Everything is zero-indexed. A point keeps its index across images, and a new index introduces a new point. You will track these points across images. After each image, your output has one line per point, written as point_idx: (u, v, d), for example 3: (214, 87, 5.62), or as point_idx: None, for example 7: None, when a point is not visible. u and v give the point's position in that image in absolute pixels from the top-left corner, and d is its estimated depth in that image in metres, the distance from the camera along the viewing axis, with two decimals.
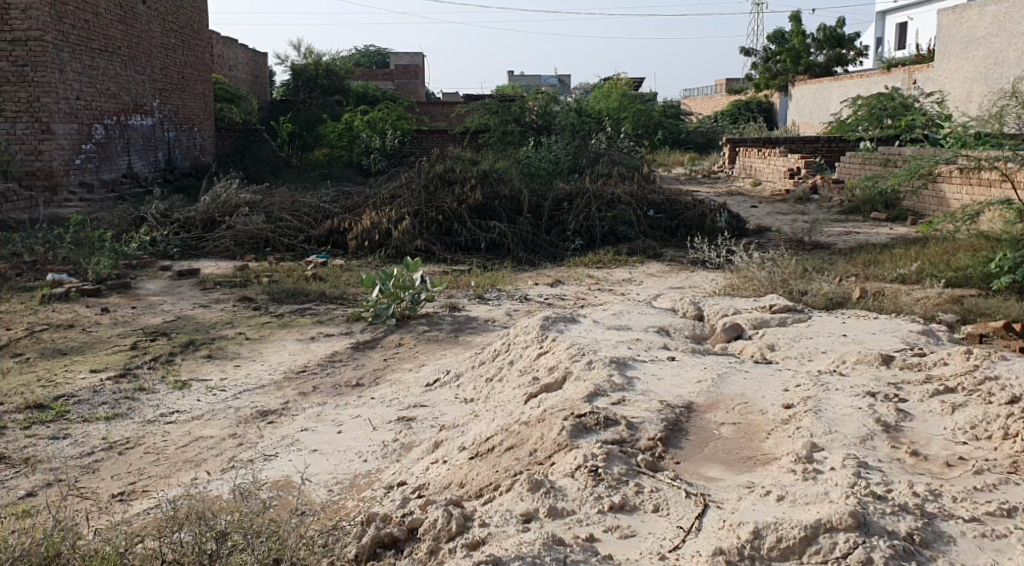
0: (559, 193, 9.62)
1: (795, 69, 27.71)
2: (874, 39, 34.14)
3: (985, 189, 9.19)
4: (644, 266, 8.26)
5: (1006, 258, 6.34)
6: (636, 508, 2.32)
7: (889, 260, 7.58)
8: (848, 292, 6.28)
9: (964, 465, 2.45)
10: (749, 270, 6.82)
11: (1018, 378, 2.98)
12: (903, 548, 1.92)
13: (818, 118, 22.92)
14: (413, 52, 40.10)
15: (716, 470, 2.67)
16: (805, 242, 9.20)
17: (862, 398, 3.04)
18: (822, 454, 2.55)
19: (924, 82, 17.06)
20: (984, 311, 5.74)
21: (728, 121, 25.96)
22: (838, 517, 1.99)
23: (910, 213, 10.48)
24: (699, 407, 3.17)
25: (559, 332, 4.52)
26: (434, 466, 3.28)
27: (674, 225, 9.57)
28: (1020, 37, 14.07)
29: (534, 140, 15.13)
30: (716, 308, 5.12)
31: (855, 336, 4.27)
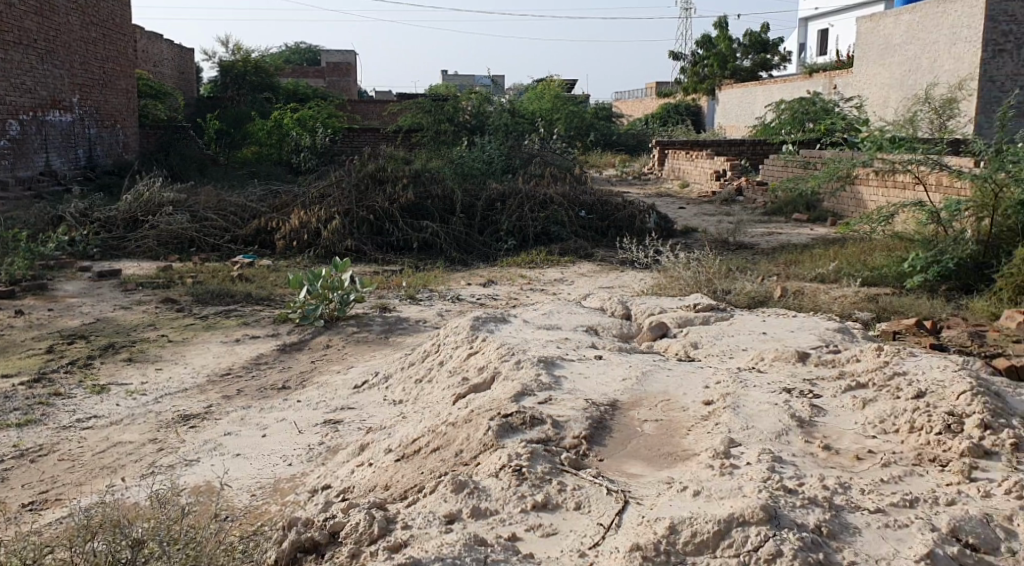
0: (491, 193, 9.63)
1: (722, 73, 28.36)
2: (797, 44, 35.19)
3: (899, 191, 9.56)
4: (575, 266, 8.33)
5: (919, 258, 6.60)
6: (559, 507, 2.34)
7: (809, 260, 7.81)
8: (771, 291, 6.46)
9: (873, 458, 2.53)
10: (676, 270, 6.95)
11: (924, 373, 3.09)
12: (811, 540, 1.96)
13: (744, 121, 23.49)
14: (345, 51, 39.70)
15: (638, 467, 2.72)
16: (730, 242, 9.41)
17: (778, 395, 3.13)
18: (739, 450, 2.61)
19: (844, 87, 17.65)
20: (898, 310, 5.96)
21: (658, 123, 26.43)
22: (750, 510, 2.02)
23: (830, 213, 10.83)
24: (623, 405, 3.21)
25: (489, 332, 4.54)
26: (360, 468, 3.26)
27: (605, 226, 9.68)
28: (932, 46, 14.43)
29: (467, 140, 15.14)
30: (643, 308, 5.21)
31: (775, 335, 4.39)
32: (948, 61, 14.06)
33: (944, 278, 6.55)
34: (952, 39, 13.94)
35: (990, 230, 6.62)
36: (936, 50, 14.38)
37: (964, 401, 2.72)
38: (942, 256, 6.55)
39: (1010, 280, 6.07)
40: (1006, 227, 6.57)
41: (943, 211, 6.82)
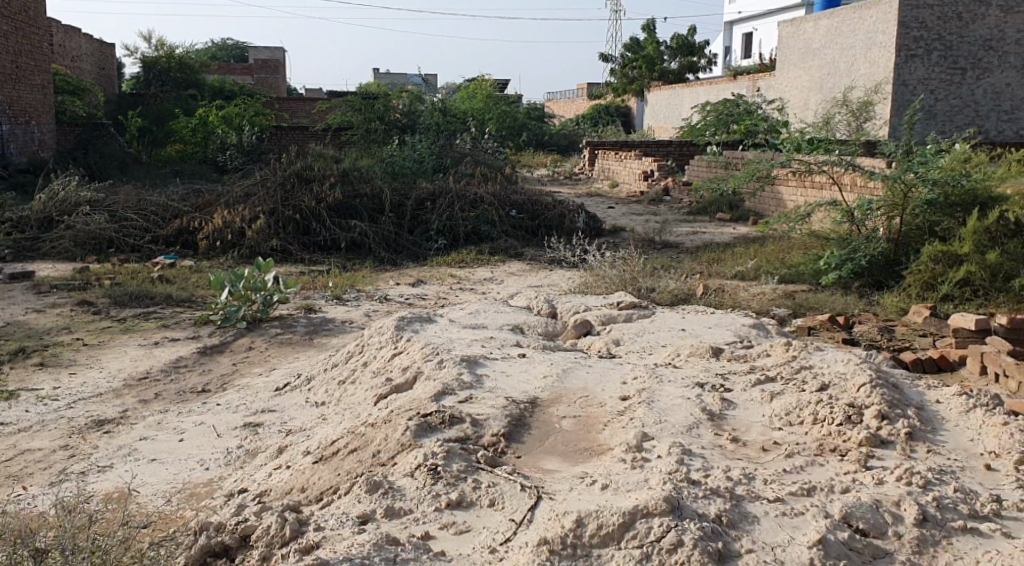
0: (420, 192, 9.58)
1: (650, 75, 28.83)
2: (723, 47, 36.05)
3: (816, 191, 9.87)
4: (505, 266, 8.35)
5: (834, 256, 6.82)
6: (473, 504, 2.36)
7: (730, 258, 8.01)
8: (694, 289, 6.60)
9: (778, 449, 2.62)
10: (602, 270, 7.04)
11: (829, 367, 3.20)
12: (711, 529, 2.02)
13: (673, 122, 23.91)
14: (273, 48, 39.04)
15: (553, 463, 2.76)
16: (656, 241, 9.57)
17: (691, 389, 3.22)
18: (651, 443, 2.68)
19: (767, 90, 18.12)
20: (813, 306, 6.16)
21: (589, 124, 26.72)
22: (653, 502, 2.07)
23: (752, 213, 11.13)
24: (543, 401, 3.25)
25: (414, 332, 4.53)
26: (279, 470, 3.22)
27: (535, 225, 9.74)
28: (849, 50, 14.98)
29: (397, 139, 15.04)
30: (568, 307, 5.26)
31: (693, 331, 4.49)
32: (864, 65, 14.55)
33: (858, 275, 6.78)
34: (868, 44, 14.42)
35: (900, 229, 6.88)
36: (853, 54, 14.86)
37: (864, 392, 2.83)
38: (855, 253, 6.78)
39: (917, 276, 6.33)
40: (914, 227, 6.84)
41: (856, 210, 7.06)
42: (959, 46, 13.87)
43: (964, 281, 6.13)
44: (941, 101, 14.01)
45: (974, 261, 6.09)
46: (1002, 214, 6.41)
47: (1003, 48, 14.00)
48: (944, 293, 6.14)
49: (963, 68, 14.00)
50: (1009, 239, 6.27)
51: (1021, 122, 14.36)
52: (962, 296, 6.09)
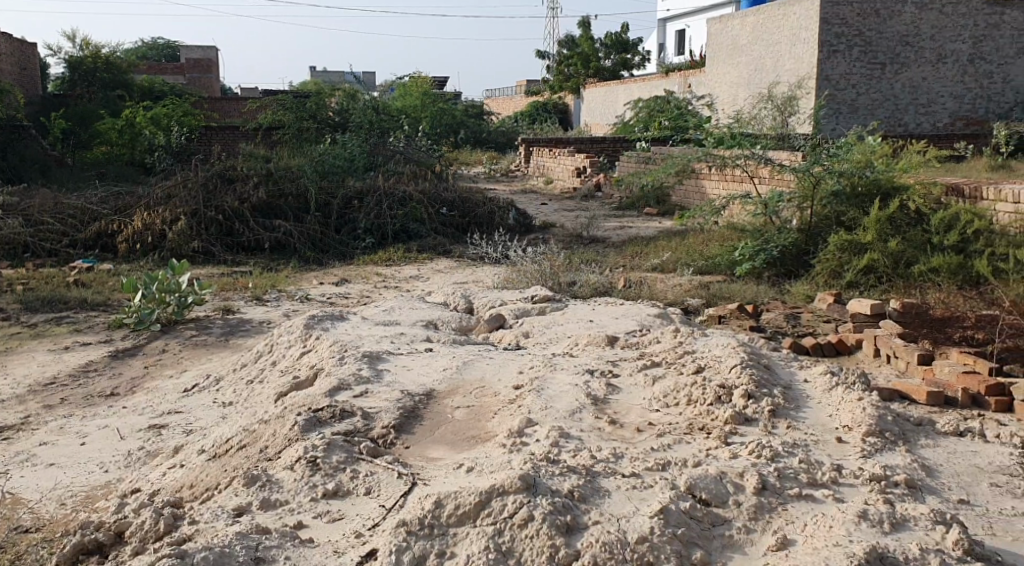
0: (347, 191, 9.53)
1: (586, 73, 29.05)
2: (656, 44, 36.57)
3: (736, 184, 10.12)
4: (432, 263, 8.36)
5: (748, 246, 6.98)
6: (349, 493, 2.41)
7: (653, 251, 8.16)
8: (614, 283, 6.71)
9: (652, 429, 2.72)
10: (524, 264, 7.11)
11: (710, 352, 3.33)
12: (562, 504, 2.11)
13: (608, 119, 24.13)
14: (206, 47, 38.21)
15: (440, 451, 2.78)
16: (585, 237, 9.67)
17: (581, 376, 3.32)
18: (533, 428, 2.75)
19: (697, 86, 18.44)
20: (726, 295, 6.33)
21: (526, 121, 26.81)
22: (509, 481, 2.14)
23: (679, 207, 11.35)
24: (438, 393, 3.30)
25: (324, 329, 4.54)
26: (173, 470, 3.21)
27: (464, 222, 9.75)
28: (775, 46, 15.36)
29: (329, 137, 14.91)
30: (484, 302, 5.34)
31: (599, 321, 4.58)
32: (788, 62, 14.96)
33: (770, 265, 6.97)
34: (793, 41, 14.81)
35: (811, 219, 7.09)
36: (778, 52, 15.25)
37: (735, 373, 2.97)
38: (768, 244, 6.97)
39: (825, 265, 6.54)
40: (824, 217, 7.05)
41: (769, 202, 7.25)
42: (878, 41, 14.30)
43: (868, 268, 6.36)
44: (862, 95, 14.43)
45: (877, 250, 6.33)
46: (903, 204, 6.65)
47: (920, 43, 14.46)
48: (850, 281, 6.33)
49: (882, 64, 14.42)
50: (911, 228, 6.52)
51: (937, 115, 14.81)
52: (867, 283, 6.28)
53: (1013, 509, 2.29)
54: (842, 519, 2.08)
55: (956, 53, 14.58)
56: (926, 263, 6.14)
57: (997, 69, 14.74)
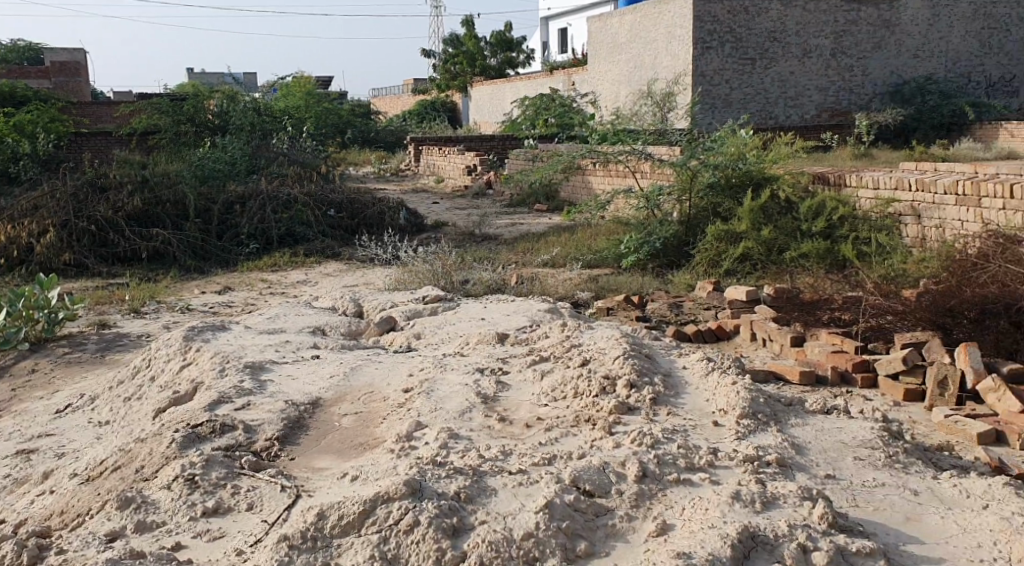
0: (228, 196, 9.21)
1: (472, 71, 28.99)
2: (540, 43, 36.96)
3: (619, 179, 10.33)
4: (320, 267, 8.19)
5: (633, 238, 7.13)
6: (230, 510, 2.33)
7: (543, 247, 8.25)
8: (505, 280, 6.74)
9: (540, 423, 2.74)
10: (414, 265, 7.04)
11: (597, 344, 3.38)
12: (448, 506, 2.10)
13: (496, 117, 24.23)
14: (73, 50, 36.19)
15: (327, 460, 2.72)
16: (476, 235, 9.67)
17: (470, 376, 3.31)
18: (422, 432, 2.73)
19: (581, 84, 18.75)
20: (614, 287, 6.46)
21: (414, 120, 26.61)
22: (394, 488, 2.13)
23: (567, 203, 11.50)
24: (325, 401, 3.24)
25: (206, 340, 4.37)
26: (41, 497, 3.02)
27: (353, 224, 9.59)
28: (653, 43, 15.78)
29: (209, 141, 14.37)
30: (373, 304, 5.26)
31: (489, 319, 4.59)
32: (666, 59, 15.40)
33: (654, 256, 7.15)
34: (669, 38, 15.24)
35: (690, 211, 7.31)
36: (656, 49, 15.67)
37: (618, 364, 3.03)
38: (651, 236, 7.15)
39: (704, 254, 6.75)
40: (701, 208, 7.29)
41: (650, 195, 7.44)
42: (748, 38, 14.89)
43: (743, 257, 6.61)
44: (736, 90, 15.00)
45: (752, 238, 6.59)
46: (774, 193, 6.95)
47: (787, 39, 15.16)
48: (728, 269, 6.57)
49: (752, 59, 15.03)
50: (782, 216, 6.83)
51: (805, 108, 15.55)
52: (743, 270, 6.54)
53: (873, 480, 2.42)
54: (717, 501, 2.14)
55: (819, 48, 15.37)
56: (797, 249, 6.44)
57: (856, 63, 15.62)
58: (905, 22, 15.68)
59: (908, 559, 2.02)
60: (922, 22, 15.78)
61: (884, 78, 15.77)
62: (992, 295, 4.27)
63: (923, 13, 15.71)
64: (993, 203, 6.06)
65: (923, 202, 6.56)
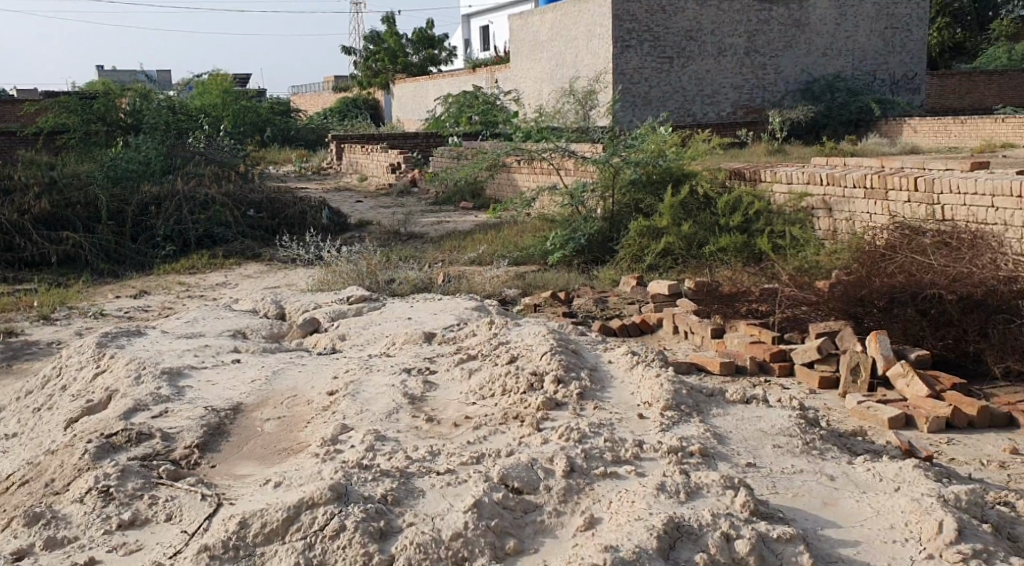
0: (143, 197, 8.90)
1: (393, 68, 28.64)
2: (462, 40, 36.89)
3: (543, 176, 10.40)
4: (241, 268, 8.00)
5: (558, 235, 7.18)
6: (148, 521, 2.25)
7: (469, 245, 8.24)
8: (432, 278, 6.70)
9: (467, 422, 2.73)
10: (339, 264, 6.93)
11: (524, 341, 3.40)
12: (375, 509, 2.08)
13: (419, 115, 24.08)
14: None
15: (249, 467, 2.65)
16: (401, 234, 9.58)
17: (396, 376, 3.28)
18: (347, 434, 2.69)
19: (504, 81, 18.78)
20: (540, 284, 6.49)
21: (336, 117, 26.24)
22: (319, 493, 2.09)
23: (492, 200, 11.53)
24: (247, 407, 3.16)
25: (120, 346, 4.21)
26: None
27: (274, 224, 9.39)
28: (573, 42, 15.92)
29: (121, 140, 13.87)
30: (296, 306, 5.16)
31: (416, 318, 4.55)
32: (586, 57, 15.56)
33: (579, 253, 7.22)
34: (589, 36, 15.39)
35: (613, 207, 7.40)
36: (576, 47, 15.81)
37: (545, 360, 3.05)
38: (576, 233, 7.21)
39: (628, 250, 6.84)
40: (624, 204, 7.39)
41: (574, 192, 7.50)
42: (665, 36, 15.17)
43: (665, 251, 6.73)
44: (655, 88, 15.28)
45: (673, 233, 6.72)
46: (694, 189, 7.10)
47: (703, 38, 15.51)
48: (650, 264, 6.67)
49: (670, 58, 15.31)
50: (701, 211, 6.98)
51: (722, 105, 15.94)
52: (665, 264, 6.66)
53: (792, 466, 2.49)
54: (643, 493, 2.17)
55: (734, 47, 15.76)
56: (715, 243, 6.60)
57: (769, 61, 16.08)
58: (814, 22, 16.21)
59: (826, 543, 2.08)
60: (830, 22, 16.35)
61: (795, 76, 16.28)
62: (899, 284, 4.44)
63: (830, 13, 16.28)
64: (899, 195, 6.31)
65: (833, 196, 6.79)
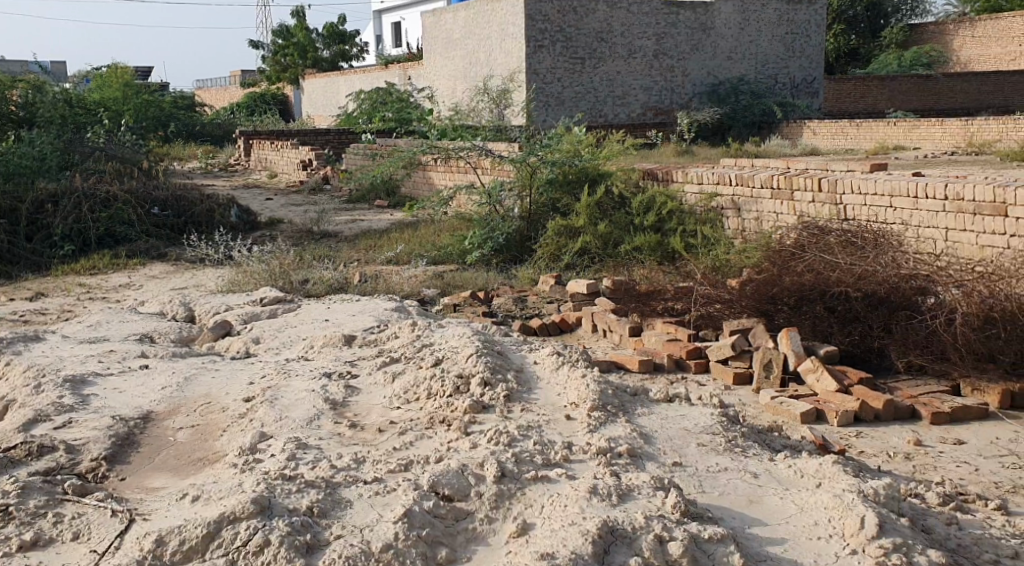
0: (37, 194, 8.43)
1: (303, 63, 27.89)
2: (373, 36, 36.38)
3: (459, 175, 10.36)
4: (145, 269, 7.67)
5: (476, 234, 7.14)
6: (53, 541, 2.12)
7: (385, 244, 8.13)
8: (348, 278, 6.56)
9: (392, 427, 2.67)
10: (250, 265, 6.71)
11: (447, 342, 3.36)
12: (301, 523, 2.01)
13: (330, 111, 23.66)
14: None
15: (162, 479, 2.52)
16: (314, 232, 9.39)
17: (316, 381, 3.19)
18: (266, 443, 2.60)
19: (417, 79, 18.64)
20: (459, 284, 6.44)
21: (244, 113, 25.50)
22: (241, 507, 2.02)
23: (408, 199, 11.43)
24: (158, 415, 3.02)
25: (16, 353, 3.96)
26: None
27: (181, 222, 9.03)
28: (486, 41, 15.93)
29: (11, 134, 13.10)
30: (207, 308, 4.97)
31: (335, 319, 4.45)
32: (500, 56, 15.57)
33: (497, 252, 7.20)
34: (501, 35, 15.42)
35: (530, 207, 7.41)
36: (490, 46, 15.81)
37: (470, 361, 3.02)
38: (493, 232, 7.19)
39: (545, 249, 6.86)
40: (541, 204, 7.42)
41: (491, 191, 7.47)
42: (577, 37, 15.33)
43: (582, 251, 6.79)
44: (567, 88, 15.43)
45: (589, 233, 6.79)
46: (609, 189, 7.19)
47: (612, 40, 15.74)
48: (567, 263, 6.72)
49: (582, 59, 15.48)
50: (616, 211, 7.08)
51: (632, 106, 16.22)
52: (583, 263, 6.72)
53: (716, 465, 2.53)
54: (575, 497, 2.16)
55: (643, 48, 16.07)
56: (631, 242, 6.70)
57: (677, 63, 16.45)
58: (719, 26, 16.68)
59: (754, 541, 2.12)
60: (734, 26, 16.84)
61: (703, 78, 16.71)
62: (808, 283, 4.58)
63: (734, 18, 16.77)
64: (804, 196, 6.51)
65: (742, 196, 6.98)
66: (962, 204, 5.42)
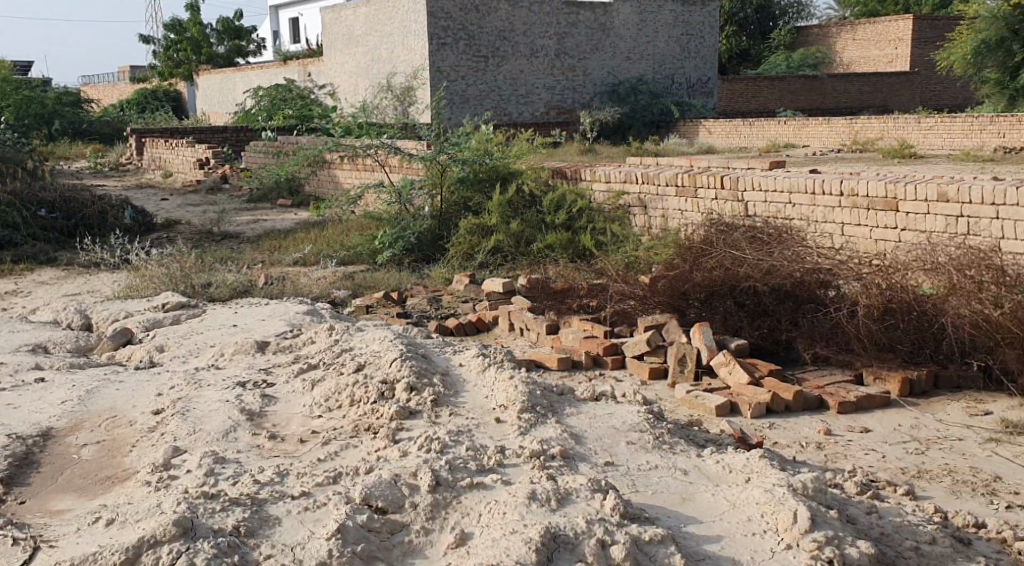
0: None
1: (197, 59, 26.85)
2: (270, 32, 35.40)
3: (365, 173, 10.19)
4: (33, 275, 7.22)
5: (387, 234, 7.02)
6: None
7: (291, 244, 7.89)
8: (254, 280, 6.35)
9: (315, 438, 2.59)
10: (149, 268, 6.41)
11: (368, 347, 3.28)
12: (227, 544, 1.91)
13: (227, 108, 22.91)
14: None
15: (67, 501, 2.36)
16: (215, 233, 9.04)
17: (230, 390, 3.06)
18: (181, 458, 2.47)
19: (317, 75, 18.24)
20: (371, 284, 6.31)
21: (134, 110, 24.37)
22: (161, 530, 1.90)
23: (312, 197, 11.15)
24: (58, 432, 2.83)
25: None
26: None
27: (70, 225, 8.55)
28: (387, 37, 15.70)
29: None
30: (105, 315, 4.71)
31: (245, 324, 4.28)
32: (402, 53, 15.38)
33: (409, 251, 7.09)
34: (404, 32, 15.25)
35: (441, 206, 7.34)
36: (392, 43, 15.60)
37: (394, 366, 2.95)
38: (405, 232, 7.08)
39: (458, 248, 6.79)
40: (451, 203, 7.36)
41: (401, 190, 7.36)
42: (480, 36, 15.31)
43: (494, 249, 6.77)
44: (471, 86, 15.42)
45: (501, 231, 6.77)
46: (519, 187, 7.20)
47: (513, 39, 15.78)
48: (481, 262, 6.68)
49: (485, 57, 15.48)
50: (527, 209, 7.09)
51: (536, 104, 16.32)
52: (495, 262, 6.70)
53: (648, 463, 2.56)
54: (513, 504, 2.14)
55: (544, 48, 16.19)
56: (542, 241, 6.73)
57: (578, 63, 16.65)
58: (618, 26, 16.95)
59: (690, 540, 2.15)
60: (632, 27, 17.15)
61: (604, 78, 16.96)
62: (719, 279, 4.69)
63: (633, 19, 17.09)
64: (708, 193, 6.66)
65: (648, 194, 7.08)
66: (856, 200, 5.66)
